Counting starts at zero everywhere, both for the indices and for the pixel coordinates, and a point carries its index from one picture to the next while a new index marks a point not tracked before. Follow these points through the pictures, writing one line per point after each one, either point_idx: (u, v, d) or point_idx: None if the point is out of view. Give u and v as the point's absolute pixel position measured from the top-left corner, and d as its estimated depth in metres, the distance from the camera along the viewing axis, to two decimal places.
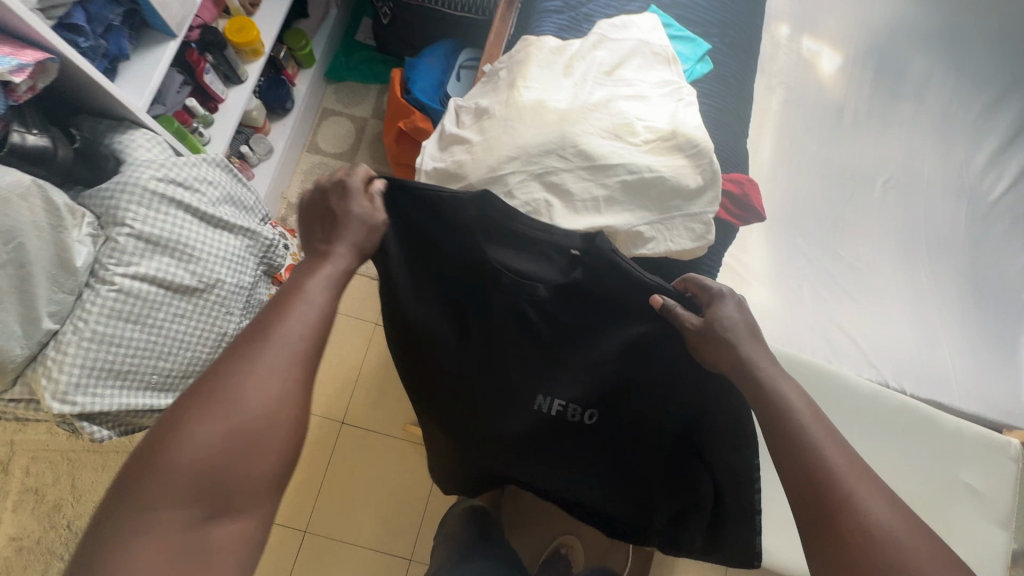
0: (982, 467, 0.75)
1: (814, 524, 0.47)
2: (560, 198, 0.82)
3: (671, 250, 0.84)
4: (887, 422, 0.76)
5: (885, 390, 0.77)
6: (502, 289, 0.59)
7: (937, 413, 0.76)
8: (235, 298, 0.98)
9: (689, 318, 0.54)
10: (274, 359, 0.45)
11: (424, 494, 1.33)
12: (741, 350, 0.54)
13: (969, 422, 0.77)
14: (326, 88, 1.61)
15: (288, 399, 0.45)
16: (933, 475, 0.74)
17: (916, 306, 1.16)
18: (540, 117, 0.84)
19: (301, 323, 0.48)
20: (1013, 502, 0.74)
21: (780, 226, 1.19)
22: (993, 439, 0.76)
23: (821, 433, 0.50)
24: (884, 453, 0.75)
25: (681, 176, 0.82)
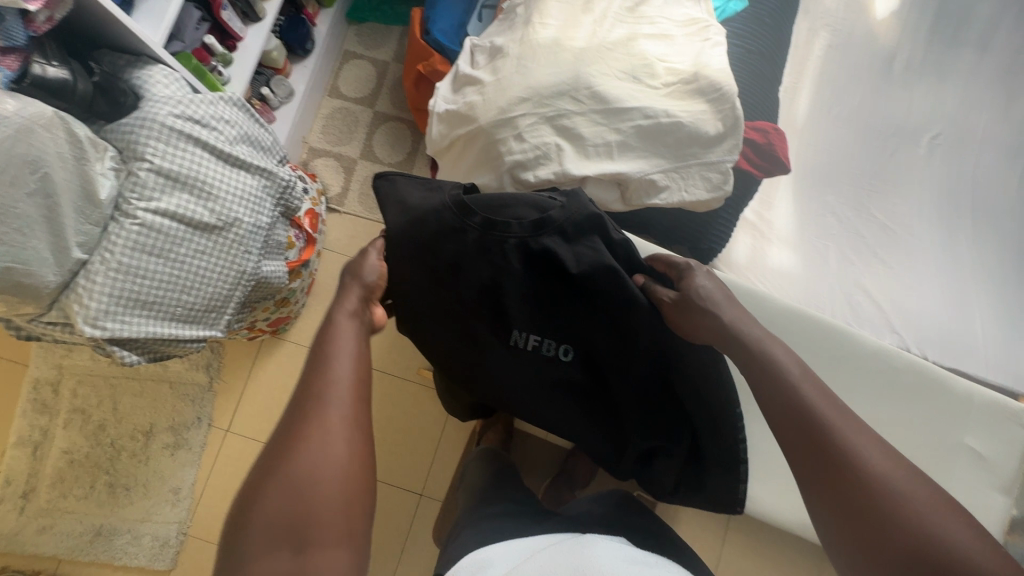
0: (990, 433, 0.72)
1: (818, 470, 0.51)
2: (571, 143, 0.80)
3: (685, 200, 0.81)
4: (892, 383, 0.73)
5: (895, 350, 0.74)
6: (486, 228, 0.65)
7: (946, 376, 0.73)
8: (254, 238, 1.00)
9: (666, 293, 0.65)
10: (324, 425, 0.52)
11: (436, 434, 1.38)
12: (724, 318, 0.60)
13: (980, 386, 0.73)
14: (348, 30, 1.58)
15: (339, 446, 0.51)
16: (937, 439, 0.72)
17: (952, 271, 1.09)
18: (555, 56, 0.81)
19: (338, 373, 0.55)
20: (1019, 470, 0.72)
21: (810, 182, 1.13)
22: (1006, 405, 0.73)
23: (803, 383, 0.55)
24: (885, 414, 0.73)
25: (700, 122, 0.78)
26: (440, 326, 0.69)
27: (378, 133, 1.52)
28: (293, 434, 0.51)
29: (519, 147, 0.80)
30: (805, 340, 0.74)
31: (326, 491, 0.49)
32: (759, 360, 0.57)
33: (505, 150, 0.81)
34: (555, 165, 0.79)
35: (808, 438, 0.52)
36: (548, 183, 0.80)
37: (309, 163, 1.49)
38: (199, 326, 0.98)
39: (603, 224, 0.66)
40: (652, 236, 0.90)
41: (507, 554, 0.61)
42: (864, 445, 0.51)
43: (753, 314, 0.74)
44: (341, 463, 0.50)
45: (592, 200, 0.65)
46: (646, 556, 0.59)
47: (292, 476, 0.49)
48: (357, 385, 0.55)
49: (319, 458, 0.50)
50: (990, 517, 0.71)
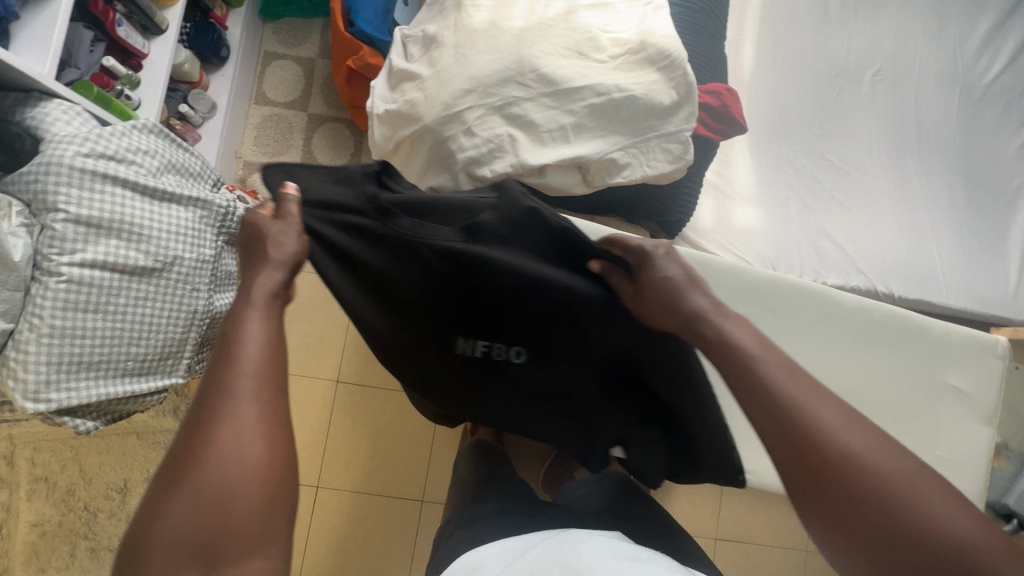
0: (969, 368, 0.74)
1: (809, 478, 0.46)
2: (524, 131, 0.76)
3: (648, 175, 0.79)
4: (873, 333, 0.74)
5: (872, 301, 0.74)
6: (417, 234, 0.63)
7: (924, 320, 0.74)
8: (199, 272, 0.93)
9: (622, 283, 0.63)
10: (236, 427, 0.44)
11: (429, 440, 1.35)
12: (685, 304, 0.56)
13: (956, 325, 0.75)
14: (264, 28, 1.46)
15: (254, 449, 0.44)
16: (921, 381, 0.74)
17: (907, 204, 1.12)
18: (493, 40, 0.76)
19: (247, 366, 0.47)
20: (998, 398, 0.75)
21: (763, 134, 1.12)
22: (983, 340, 0.75)
23: (784, 375, 0.50)
24: (870, 364, 0.74)
25: (653, 92, 0.75)
26: (411, 348, 0.69)
27: (316, 137, 1.43)
28: (195, 436, 0.44)
29: (470, 142, 0.76)
30: (786, 303, 0.74)
31: (241, 498, 0.43)
32: (725, 351, 0.53)
33: (456, 148, 0.77)
34: (511, 157, 0.75)
35: (794, 442, 0.46)
36: (506, 177, 0.76)
37: (247, 179, 1.39)
38: (157, 376, 0.92)
39: (539, 215, 0.64)
40: (619, 215, 0.88)
41: (493, 551, 0.62)
42: (855, 440, 0.46)
43: (733, 285, 0.73)
44: (257, 465, 0.44)
45: (521, 192, 0.63)
46: (630, 543, 0.60)
47: (199, 486, 0.42)
48: (268, 375, 0.47)
49: (226, 463, 0.43)
50: (973, 443, 0.74)
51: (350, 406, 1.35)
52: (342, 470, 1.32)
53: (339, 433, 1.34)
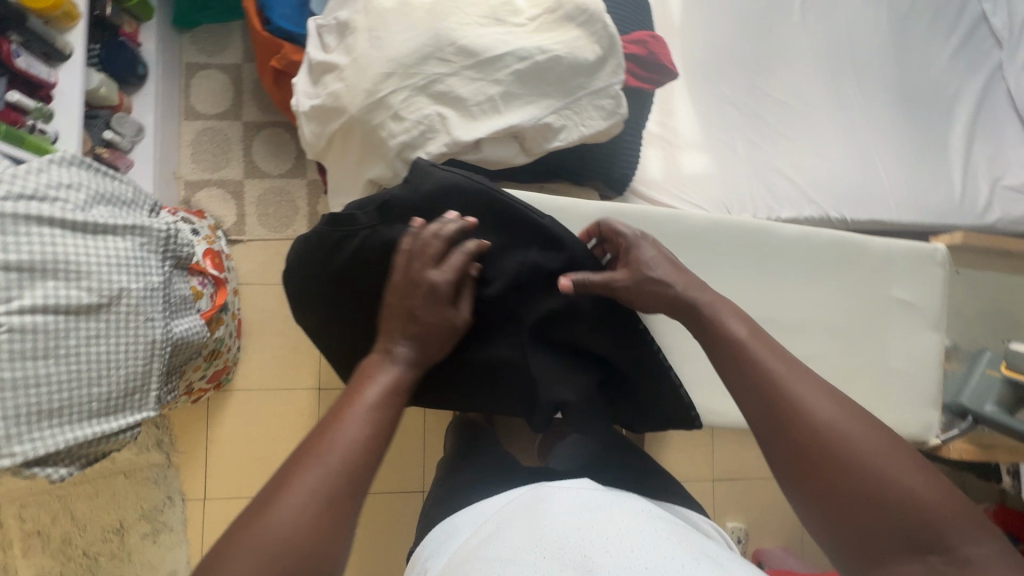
0: (913, 279, 0.74)
1: (791, 446, 0.49)
2: (452, 108, 0.74)
3: (585, 135, 0.77)
4: (814, 259, 0.72)
5: (817, 229, 0.72)
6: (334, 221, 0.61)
7: (863, 239, 0.72)
8: (150, 300, 0.90)
9: (620, 278, 0.61)
10: (317, 491, 0.45)
11: (420, 430, 1.36)
12: (676, 287, 0.60)
13: (895, 239, 0.74)
14: (181, 39, 1.39)
15: (323, 520, 0.44)
16: (870, 301, 0.72)
17: (849, 128, 1.14)
18: (406, 18, 0.73)
19: (347, 434, 0.48)
20: (943, 303, 0.75)
21: (700, 78, 1.12)
22: (922, 250, 0.74)
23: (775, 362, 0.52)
24: (818, 292, 0.71)
25: (576, 50, 0.74)
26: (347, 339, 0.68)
27: (255, 145, 1.38)
28: (279, 491, 0.45)
29: (399, 127, 0.74)
30: (736, 242, 0.70)
31: (322, 557, 0.44)
32: (715, 335, 0.56)
33: (386, 135, 0.75)
34: (444, 136, 0.74)
35: (772, 412, 0.51)
36: (443, 157, 0.75)
37: (190, 199, 1.35)
38: (124, 413, 0.89)
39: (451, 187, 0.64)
40: (565, 180, 0.87)
41: (479, 512, 0.71)
42: (837, 415, 0.49)
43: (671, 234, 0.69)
44: (341, 522, 0.45)
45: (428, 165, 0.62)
46: (603, 498, 0.64)
47: (280, 527, 0.43)
48: (377, 441, 0.49)
49: (295, 526, 0.43)
50: (939, 354, 0.75)
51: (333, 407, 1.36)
52: None
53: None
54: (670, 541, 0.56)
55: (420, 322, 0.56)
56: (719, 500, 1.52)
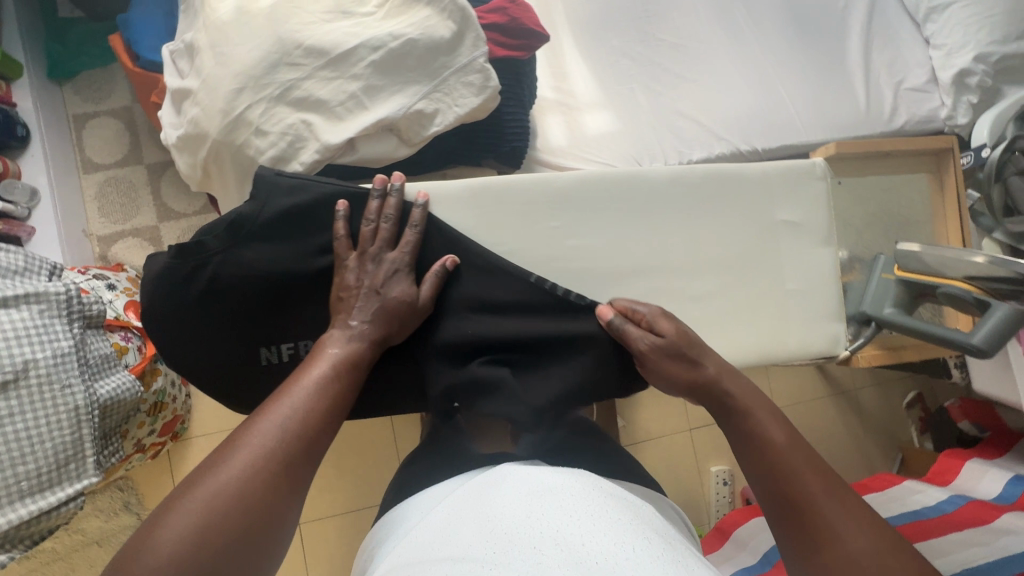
0: (795, 198, 0.71)
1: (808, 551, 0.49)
2: (316, 112, 0.71)
3: (461, 115, 0.75)
4: (692, 196, 0.69)
5: (685, 165, 0.69)
6: (182, 257, 0.53)
7: (738, 167, 0.69)
8: (63, 367, 0.77)
9: (644, 343, 0.60)
10: (265, 452, 0.44)
11: (392, 438, 1.31)
12: (709, 368, 0.59)
13: (770, 161, 0.71)
14: (63, 91, 1.33)
15: (270, 479, 0.44)
16: (757, 229, 0.70)
17: (747, 59, 1.13)
18: (247, 28, 0.70)
19: (297, 399, 0.48)
20: (829, 217, 0.72)
21: (590, 35, 1.10)
22: (799, 167, 0.71)
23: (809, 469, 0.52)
24: (703, 228, 0.69)
25: (430, 29, 0.72)
26: (223, 377, 0.58)
27: (164, 186, 1.34)
28: (225, 453, 0.44)
29: (265, 142, 0.71)
30: (614, 195, 0.67)
31: (269, 512, 0.43)
32: (747, 432, 0.56)
33: (254, 152, 0.72)
34: (313, 143, 0.71)
35: (783, 500, 0.52)
36: (318, 165, 0.72)
37: (107, 254, 1.30)
38: (60, 486, 0.78)
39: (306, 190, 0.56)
40: (459, 164, 0.85)
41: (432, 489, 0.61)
42: (862, 536, 0.48)
43: (543, 198, 0.66)
44: (286, 482, 0.44)
45: (273, 172, 0.54)
46: (575, 482, 0.54)
47: (216, 494, 0.41)
48: (325, 416, 0.49)
49: (240, 485, 0.42)
50: (835, 268, 0.73)
51: None
52: (318, 499, 1.25)
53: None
54: (633, 530, 0.47)
55: (385, 302, 0.55)
56: (701, 448, 1.53)
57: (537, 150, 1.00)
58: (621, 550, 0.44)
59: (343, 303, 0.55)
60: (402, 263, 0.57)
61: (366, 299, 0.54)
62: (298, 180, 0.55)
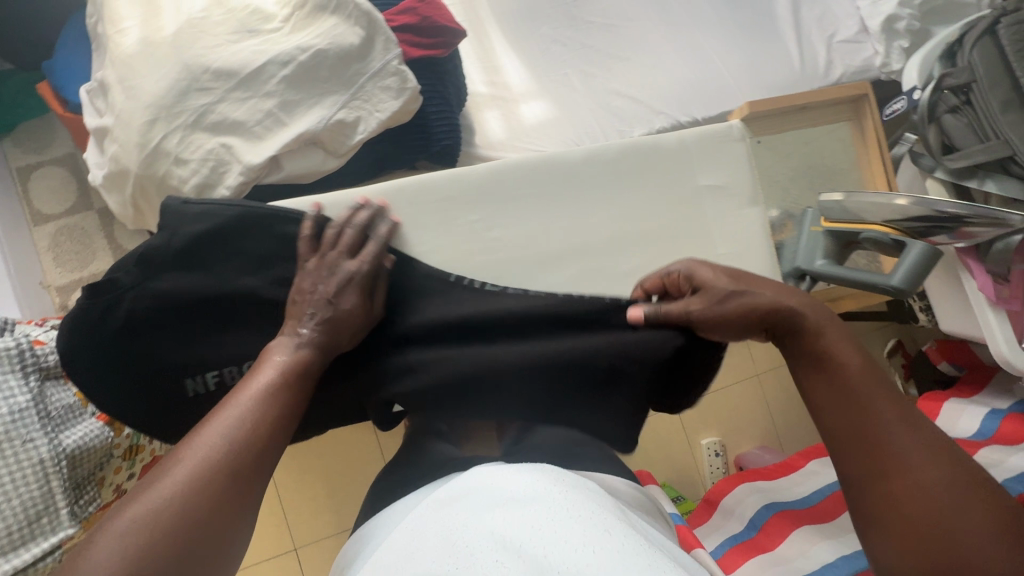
0: (715, 161, 0.71)
1: (870, 483, 0.47)
2: (234, 134, 0.71)
3: (383, 119, 0.75)
4: (612, 172, 0.69)
5: (600, 143, 0.69)
6: (93, 296, 0.52)
7: (651, 137, 0.70)
8: (22, 422, 0.70)
9: (693, 305, 0.57)
10: (207, 460, 0.41)
11: (378, 450, 1.28)
12: (765, 297, 0.54)
13: (685, 128, 0.71)
14: (3, 145, 1.32)
15: (212, 489, 0.41)
16: (680, 197, 0.70)
17: (677, 31, 1.13)
18: (153, 58, 0.69)
19: (241, 405, 0.45)
20: (753, 176, 0.72)
21: (517, 26, 1.10)
22: (714, 130, 0.71)
23: (885, 399, 0.49)
24: (627, 202, 0.69)
25: (338, 38, 0.71)
26: (151, 414, 0.56)
27: (117, 229, 1.33)
28: (169, 463, 0.41)
29: (186, 170, 0.70)
30: (537, 181, 0.67)
31: (214, 524, 0.40)
32: (813, 353, 0.52)
33: (177, 182, 0.71)
34: (235, 165, 0.70)
35: (853, 428, 0.49)
36: (244, 187, 0.72)
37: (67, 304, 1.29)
38: (35, 542, 0.71)
39: (213, 214, 0.55)
40: (393, 169, 0.85)
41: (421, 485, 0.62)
42: (936, 469, 0.45)
43: (462, 195, 0.66)
44: (230, 492, 0.41)
45: (179, 200, 0.54)
46: (554, 477, 0.52)
47: (153, 508, 0.38)
48: (273, 422, 0.46)
49: (181, 497, 0.39)
50: (765, 226, 0.72)
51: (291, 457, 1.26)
52: (310, 522, 1.23)
53: (290, 484, 1.24)
54: (597, 530, 0.44)
55: (338, 309, 0.52)
56: (689, 422, 1.53)
57: (476, 146, 0.99)
58: (576, 565, 0.40)
59: (296, 306, 0.53)
60: (359, 268, 0.55)
61: (318, 305, 0.52)
62: (204, 204, 0.55)
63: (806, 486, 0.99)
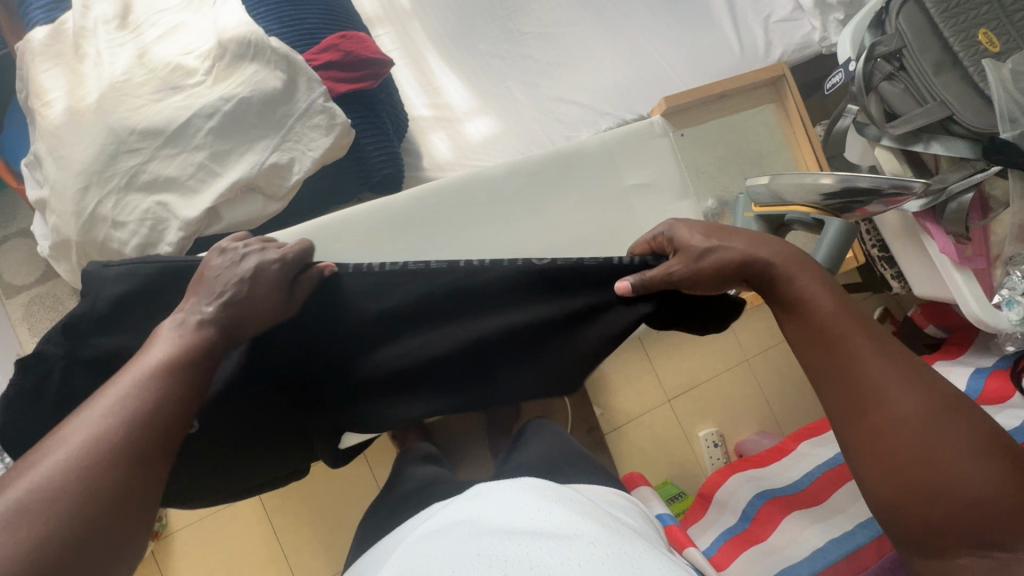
0: (641, 159, 0.72)
1: (850, 412, 0.47)
2: (170, 191, 0.71)
3: (317, 157, 0.75)
4: (537, 183, 0.70)
5: (523, 155, 0.70)
6: (24, 373, 0.52)
7: (573, 144, 0.70)
8: None
9: (674, 267, 0.57)
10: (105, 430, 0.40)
11: (371, 476, 1.25)
12: (737, 245, 0.54)
13: (607, 130, 0.71)
14: None
15: (117, 459, 0.40)
16: (611, 199, 0.71)
17: (612, 31, 1.14)
18: (79, 127, 0.70)
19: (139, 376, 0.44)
20: (682, 169, 0.73)
21: (454, 46, 1.11)
22: (636, 129, 0.72)
23: (867, 336, 0.48)
24: (558, 210, 0.70)
25: (259, 84, 0.71)
26: None
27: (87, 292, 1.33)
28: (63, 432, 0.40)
29: (125, 232, 0.71)
30: (468, 202, 0.68)
31: (110, 489, 0.38)
32: (795, 299, 0.51)
33: (118, 245, 0.71)
34: (174, 222, 0.71)
35: (836, 368, 0.48)
36: (186, 241, 0.72)
37: None
38: None
39: (137, 276, 0.55)
40: (339, 204, 0.85)
41: (415, 525, 0.62)
42: (914, 399, 0.44)
43: (393, 226, 0.67)
44: (134, 458, 0.40)
45: (103, 265, 0.55)
46: (536, 500, 0.55)
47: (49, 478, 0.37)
48: (181, 395, 0.45)
49: (78, 463, 0.38)
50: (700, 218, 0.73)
51: (283, 497, 1.22)
52: (312, 560, 1.20)
53: (286, 524, 1.21)
54: (579, 540, 0.47)
55: (251, 289, 0.52)
56: (683, 416, 1.52)
57: (424, 169, 1.00)
58: (561, 565, 0.43)
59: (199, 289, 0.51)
60: (285, 254, 0.55)
61: (230, 285, 0.51)
62: (130, 266, 0.56)
63: (797, 470, 0.98)
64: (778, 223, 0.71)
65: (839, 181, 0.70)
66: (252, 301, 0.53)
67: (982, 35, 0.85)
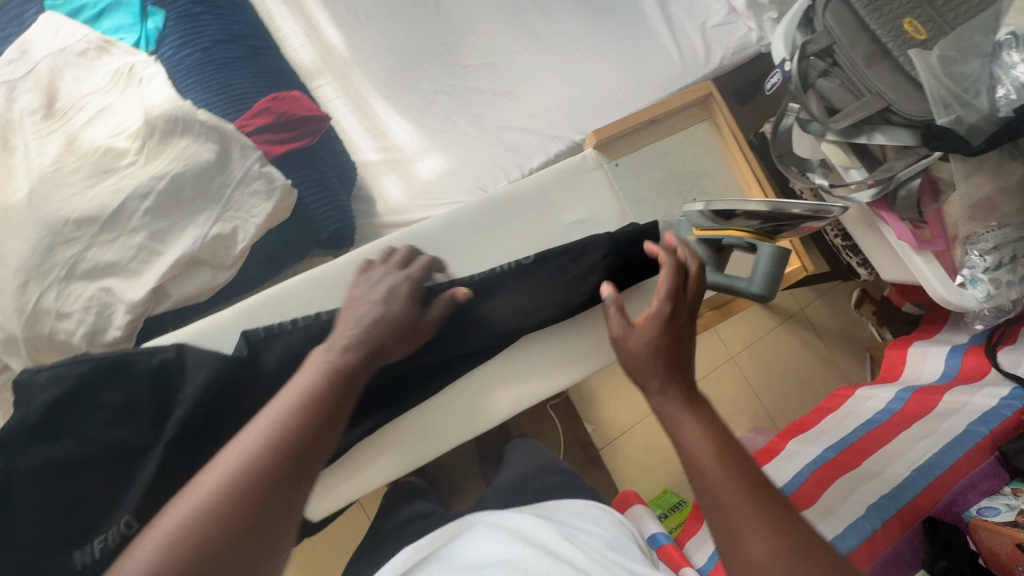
0: (572, 195, 0.77)
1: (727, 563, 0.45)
2: (112, 275, 0.70)
3: (261, 224, 0.74)
4: (478, 228, 0.75)
5: (460, 205, 0.75)
6: None
7: (507, 189, 0.76)
8: None
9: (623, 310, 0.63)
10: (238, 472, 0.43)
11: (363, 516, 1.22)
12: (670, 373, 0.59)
13: (537, 172, 0.78)
14: None
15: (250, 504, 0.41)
16: (550, 235, 0.76)
17: (551, 53, 1.14)
18: (11, 224, 0.69)
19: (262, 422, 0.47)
20: (613, 199, 0.78)
21: (397, 87, 1.11)
22: (565, 167, 0.78)
23: (730, 474, 0.47)
24: (502, 250, 0.74)
25: (193, 157, 0.71)
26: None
27: None
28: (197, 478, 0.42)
29: (70, 322, 0.68)
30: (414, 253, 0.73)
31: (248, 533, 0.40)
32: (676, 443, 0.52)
33: (65, 336, 0.69)
34: (120, 306, 0.70)
35: (710, 509, 0.47)
36: (136, 323, 0.71)
37: None
38: None
39: (67, 377, 0.59)
40: (290, 262, 0.84)
41: None
42: (774, 542, 0.43)
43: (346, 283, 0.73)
44: (263, 505, 0.42)
45: (30, 371, 0.59)
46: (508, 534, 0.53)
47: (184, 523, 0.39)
48: (296, 441, 0.47)
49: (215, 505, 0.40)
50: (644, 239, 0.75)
51: None
52: None
53: None
54: None
55: (389, 309, 0.61)
56: None
57: (379, 215, 1.00)
58: None
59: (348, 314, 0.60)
60: (407, 275, 0.65)
61: (368, 308, 0.60)
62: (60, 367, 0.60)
63: (786, 472, 0.97)
64: (716, 246, 0.71)
65: (767, 206, 0.67)
66: (398, 314, 0.61)
67: (908, 24, 0.85)
